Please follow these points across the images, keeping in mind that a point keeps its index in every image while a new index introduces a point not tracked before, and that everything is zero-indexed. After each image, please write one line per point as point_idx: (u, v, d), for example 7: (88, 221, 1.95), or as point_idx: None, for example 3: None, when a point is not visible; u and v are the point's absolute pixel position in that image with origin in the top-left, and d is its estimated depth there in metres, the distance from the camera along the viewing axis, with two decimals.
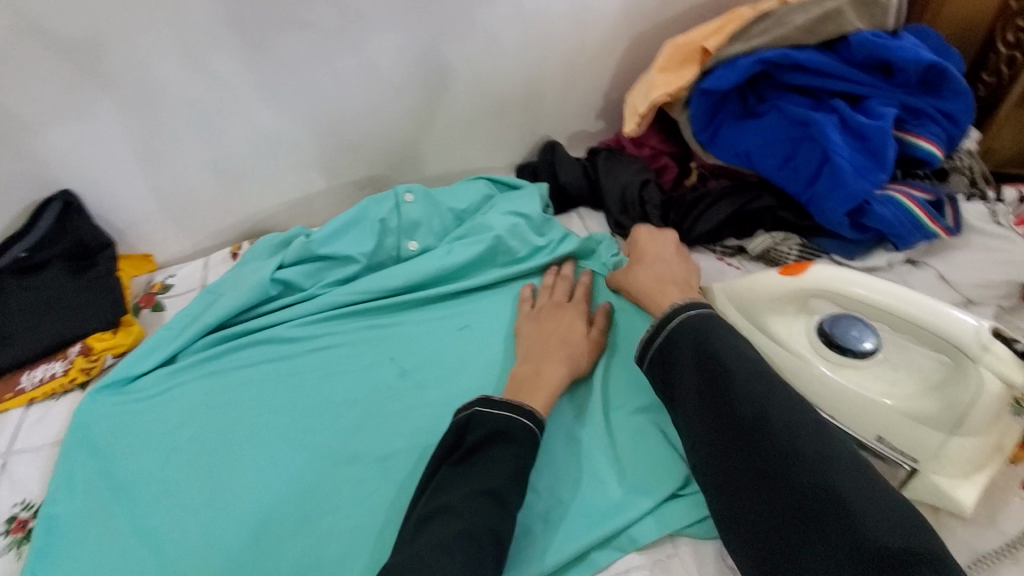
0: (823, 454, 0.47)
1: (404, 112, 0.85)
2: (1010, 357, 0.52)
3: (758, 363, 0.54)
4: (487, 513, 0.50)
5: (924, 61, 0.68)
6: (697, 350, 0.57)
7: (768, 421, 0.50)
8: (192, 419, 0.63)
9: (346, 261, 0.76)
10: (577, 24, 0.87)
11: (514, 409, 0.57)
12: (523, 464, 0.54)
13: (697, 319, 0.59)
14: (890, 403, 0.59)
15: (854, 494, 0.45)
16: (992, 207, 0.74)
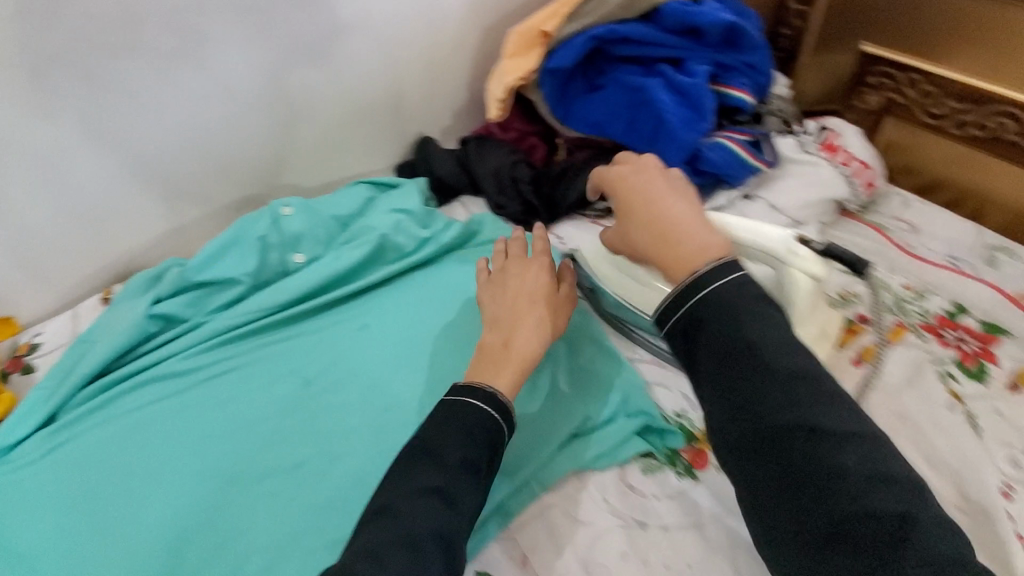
0: (887, 473, 0.38)
1: (268, 128, 0.88)
2: (812, 256, 0.57)
3: (795, 350, 0.43)
4: (428, 512, 0.44)
5: (723, 21, 0.74)
6: (729, 321, 0.44)
7: (817, 427, 0.40)
8: (73, 478, 0.63)
9: (228, 284, 0.79)
10: (427, 20, 0.92)
11: (469, 393, 0.52)
12: (476, 455, 0.48)
13: (727, 284, 0.46)
14: None
15: (924, 523, 0.37)
16: (799, 139, 0.79)
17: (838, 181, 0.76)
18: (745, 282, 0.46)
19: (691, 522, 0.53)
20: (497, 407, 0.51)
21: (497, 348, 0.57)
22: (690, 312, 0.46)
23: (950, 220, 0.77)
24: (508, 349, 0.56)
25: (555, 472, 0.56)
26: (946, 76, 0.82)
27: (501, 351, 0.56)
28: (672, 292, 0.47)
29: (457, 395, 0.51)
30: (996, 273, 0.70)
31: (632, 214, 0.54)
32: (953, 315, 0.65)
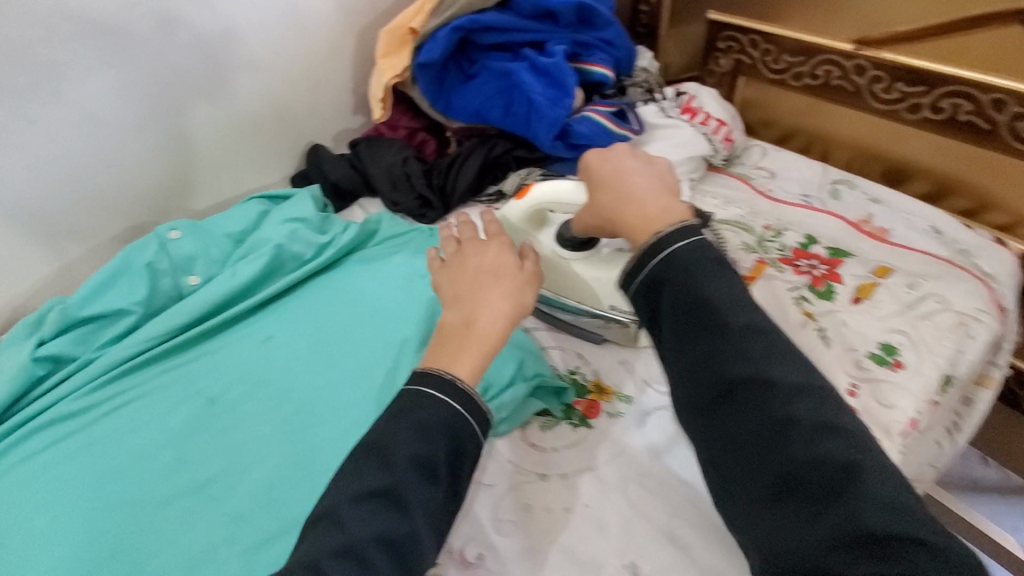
0: (836, 423, 0.43)
1: (146, 153, 0.87)
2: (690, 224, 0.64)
3: (750, 310, 0.47)
4: (375, 516, 0.44)
5: (573, 2, 0.79)
6: (695, 283, 0.48)
7: (773, 381, 0.44)
8: None
9: (119, 316, 0.77)
10: (298, 29, 0.93)
11: (429, 382, 0.50)
12: (433, 452, 0.47)
13: (688, 246, 0.49)
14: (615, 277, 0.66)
15: (866, 467, 0.41)
16: (661, 106, 0.86)
17: (698, 139, 0.82)
18: (705, 246, 0.50)
19: (588, 466, 0.56)
20: (458, 398, 0.49)
21: (460, 327, 0.54)
22: (655, 272, 0.50)
23: (803, 162, 0.84)
24: (470, 329, 0.53)
25: None
26: (776, 34, 0.86)
27: (465, 333, 0.53)
28: (639, 257, 0.51)
29: (419, 385, 0.50)
30: (840, 203, 0.77)
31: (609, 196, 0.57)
32: (805, 247, 0.70)
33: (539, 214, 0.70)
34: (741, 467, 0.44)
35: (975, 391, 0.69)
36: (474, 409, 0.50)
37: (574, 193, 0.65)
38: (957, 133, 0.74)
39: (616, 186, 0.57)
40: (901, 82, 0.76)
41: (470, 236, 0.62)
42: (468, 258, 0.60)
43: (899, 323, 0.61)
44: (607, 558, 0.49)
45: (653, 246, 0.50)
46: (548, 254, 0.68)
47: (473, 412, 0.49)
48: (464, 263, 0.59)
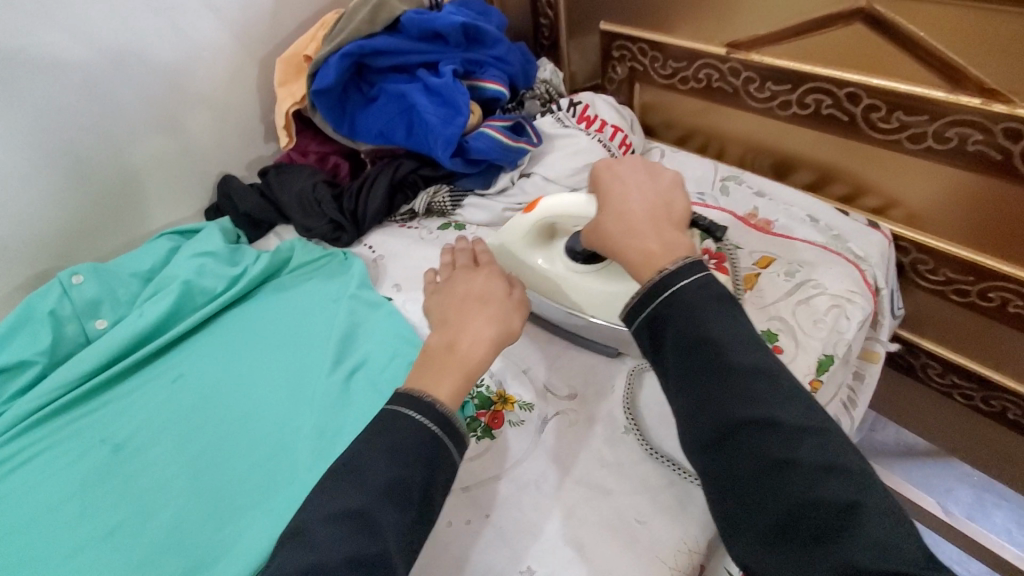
0: (842, 465, 0.41)
1: (45, 197, 0.85)
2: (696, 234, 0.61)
3: (757, 350, 0.45)
4: (344, 539, 0.42)
5: (457, 23, 0.81)
6: (695, 321, 0.47)
7: (776, 420, 0.42)
8: None
9: (20, 367, 0.74)
10: (194, 62, 0.92)
11: (409, 403, 0.49)
12: (409, 475, 0.46)
13: (690, 284, 0.48)
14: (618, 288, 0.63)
15: (869, 511, 0.39)
16: (556, 116, 0.89)
17: (595, 147, 0.85)
18: (708, 283, 0.49)
19: (491, 476, 0.57)
20: (437, 421, 0.49)
21: (442, 350, 0.55)
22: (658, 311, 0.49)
23: (698, 160, 0.88)
24: (453, 351, 0.54)
25: None
26: (662, 43, 0.90)
27: (449, 354, 0.54)
28: (641, 293, 0.50)
29: (397, 406, 0.50)
30: (728, 199, 0.81)
31: (613, 213, 0.57)
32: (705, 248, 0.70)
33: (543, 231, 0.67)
34: (745, 507, 0.42)
35: (865, 366, 0.73)
36: (451, 431, 0.49)
37: (586, 206, 0.62)
38: (825, 127, 0.79)
39: (618, 206, 0.57)
40: (770, 81, 0.81)
41: (462, 262, 0.66)
42: (460, 284, 0.62)
43: (780, 311, 0.64)
44: (507, 566, 0.50)
45: (661, 276, 0.50)
46: (552, 272, 0.66)
47: (450, 434, 0.49)
48: (455, 288, 0.62)
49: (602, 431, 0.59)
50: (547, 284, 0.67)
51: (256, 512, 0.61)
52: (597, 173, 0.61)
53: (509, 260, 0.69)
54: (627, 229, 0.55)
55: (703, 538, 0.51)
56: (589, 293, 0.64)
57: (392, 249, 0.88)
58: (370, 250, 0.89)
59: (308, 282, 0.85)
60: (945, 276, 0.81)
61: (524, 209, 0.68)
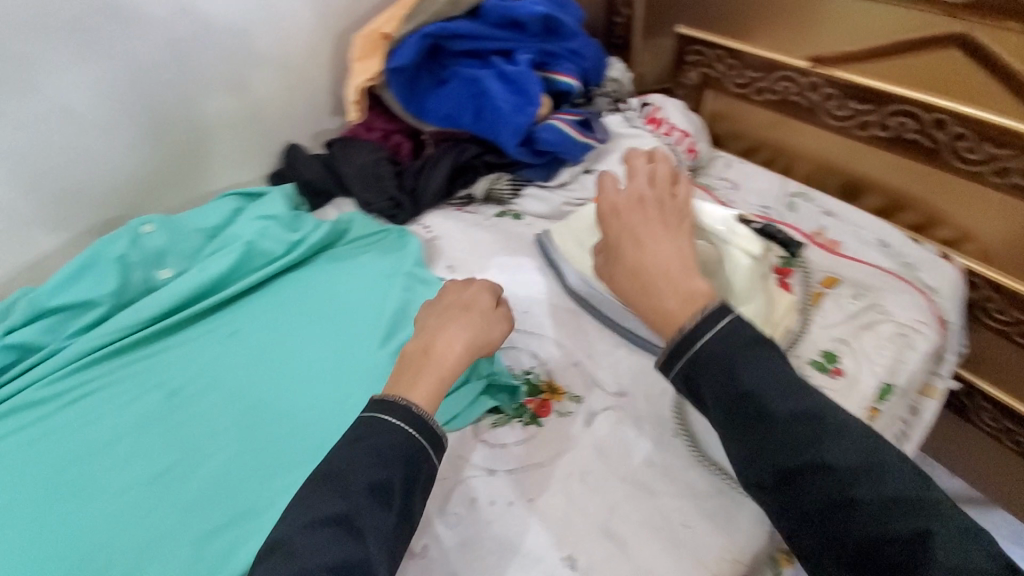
0: (905, 498, 0.41)
1: (121, 147, 0.88)
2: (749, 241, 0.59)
3: (794, 394, 0.45)
4: (326, 541, 0.43)
5: (538, 13, 0.82)
6: (728, 372, 0.47)
7: (830, 462, 0.43)
8: None
9: (86, 307, 0.77)
10: (274, 29, 0.95)
11: (387, 409, 0.50)
12: (390, 476, 0.47)
13: (716, 334, 0.48)
14: None
15: (941, 540, 0.39)
16: (626, 115, 0.89)
17: (661, 149, 0.85)
18: (735, 327, 0.48)
19: (535, 463, 0.57)
20: (413, 423, 0.50)
21: (417, 354, 0.56)
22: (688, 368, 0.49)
23: (765, 174, 0.87)
24: (428, 355, 0.55)
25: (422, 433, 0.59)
26: (742, 51, 0.89)
27: (422, 359, 0.55)
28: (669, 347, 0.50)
29: (371, 411, 0.50)
30: (796, 215, 0.80)
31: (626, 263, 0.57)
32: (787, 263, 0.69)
33: None
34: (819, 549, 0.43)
35: (921, 401, 0.72)
36: (428, 433, 0.50)
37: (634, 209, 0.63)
38: (902, 152, 0.78)
39: (633, 252, 0.56)
40: (852, 99, 0.79)
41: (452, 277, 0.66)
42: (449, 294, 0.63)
43: (842, 333, 0.63)
44: (548, 552, 0.51)
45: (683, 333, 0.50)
46: None
47: (427, 436, 0.50)
48: (442, 296, 0.63)
49: (650, 432, 0.59)
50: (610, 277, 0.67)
51: (302, 471, 0.63)
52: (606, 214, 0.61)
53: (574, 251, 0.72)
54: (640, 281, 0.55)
55: (749, 549, 0.50)
56: None
57: (448, 230, 0.88)
58: (426, 228, 0.89)
59: (364, 254, 0.86)
60: (1014, 317, 0.78)
61: None
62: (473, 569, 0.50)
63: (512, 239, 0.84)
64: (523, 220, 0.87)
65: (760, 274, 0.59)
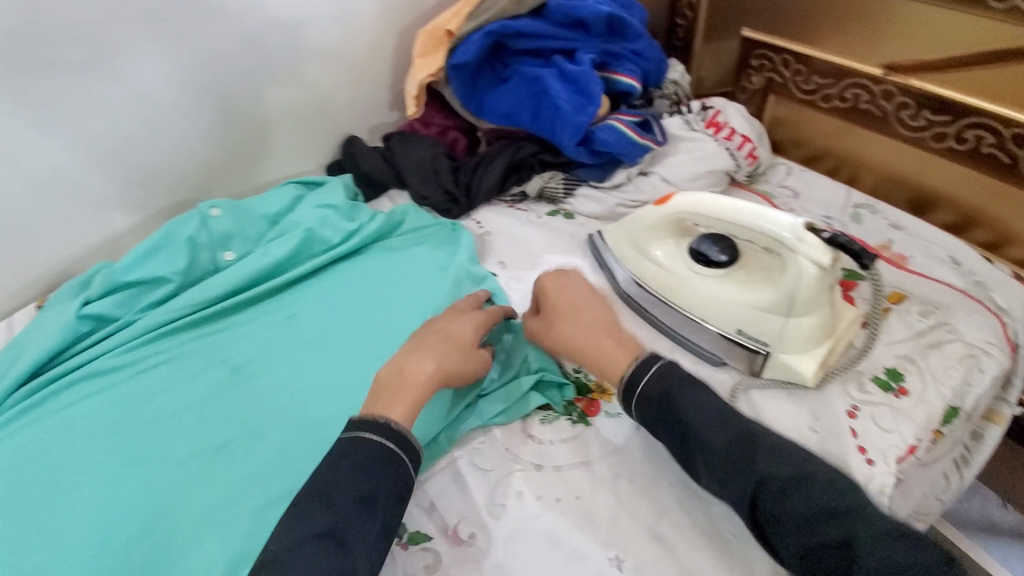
0: (834, 505, 0.44)
1: (193, 133, 0.92)
2: (819, 244, 0.52)
3: (723, 421, 0.50)
4: (313, 554, 0.44)
5: (603, 13, 0.81)
6: (664, 406, 0.52)
7: (766, 479, 0.46)
8: (7, 474, 0.64)
9: (158, 283, 0.81)
10: (341, 25, 0.97)
11: (367, 426, 0.51)
12: (373, 490, 0.48)
13: (651, 374, 0.54)
14: (745, 298, 0.60)
15: (865, 543, 0.42)
16: (686, 118, 0.87)
17: (721, 154, 0.84)
18: (668, 366, 0.54)
19: (582, 462, 0.57)
20: (394, 439, 0.50)
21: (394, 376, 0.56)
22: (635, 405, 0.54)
23: (827, 184, 0.85)
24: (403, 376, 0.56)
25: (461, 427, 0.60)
26: (810, 56, 0.86)
27: (399, 381, 0.55)
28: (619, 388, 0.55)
29: (349, 428, 0.51)
30: (862, 227, 0.78)
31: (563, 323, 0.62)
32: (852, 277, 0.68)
33: (677, 223, 0.66)
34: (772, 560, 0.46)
35: (984, 427, 0.69)
36: (409, 447, 0.51)
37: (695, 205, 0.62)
38: (976, 166, 0.75)
39: (571, 316, 0.62)
40: (927, 109, 0.76)
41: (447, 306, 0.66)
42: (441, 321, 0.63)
43: (906, 351, 0.61)
44: (593, 550, 0.51)
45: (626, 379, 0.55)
46: (676, 271, 0.66)
47: (406, 449, 0.51)
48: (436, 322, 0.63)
49: None
50: (664, 280, 0.66)
51: None
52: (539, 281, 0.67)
53: (624, 249, 0.71)
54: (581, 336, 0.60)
55: None
56: (714, 297, 0.62)
57: (500, 227, 0.89)
58: (478, 225, 0.90)
59: (419, 246, 0.87)
60: None
61: (658, 201, 0.67)
62: (519, 562, 0.51)
63: (565, 239, 0.84)
64: (574, 220, 0.87)
65: (829, 287, 0.56)
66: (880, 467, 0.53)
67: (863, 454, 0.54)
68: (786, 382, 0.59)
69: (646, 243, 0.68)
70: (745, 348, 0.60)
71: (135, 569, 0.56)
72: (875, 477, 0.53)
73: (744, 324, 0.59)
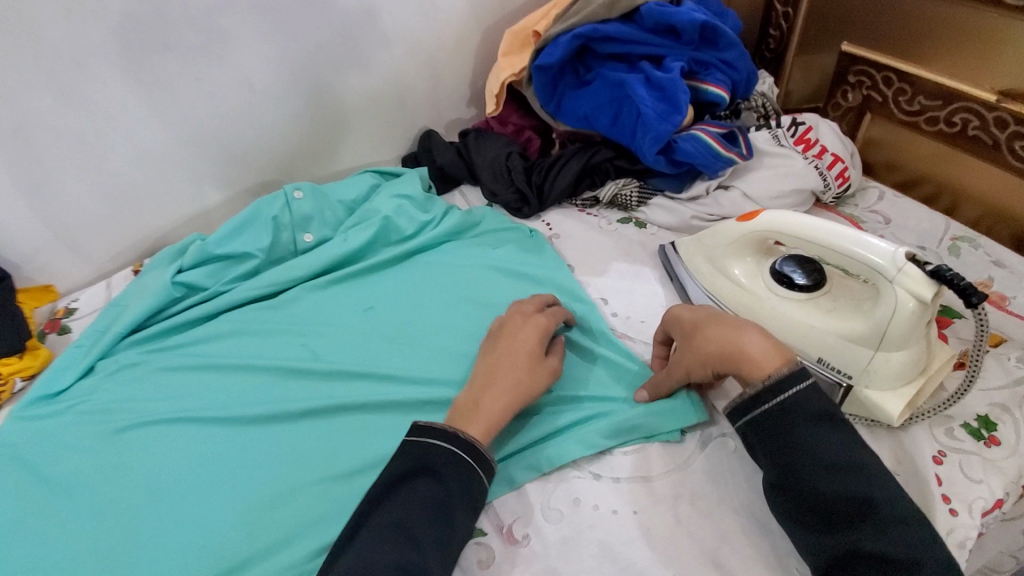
0: None
1: (283, 119, 0.96)
2: (920, 276, 0.50)
3: (851, 475, 0.44)
4: (393, 551, 0.45)
5: (697, 21, 0.78)
6: (787, 444, 0.46)
7: (873, 557, 0.42)
8: (103, 423, 0.70)
9: (244, 258, 0.85)
10: (430, 21, 1.00)
11: (438, 433, 0.52)
12: (445, 495, 0.49)
13: (780, 403, 0.47)
14: (830, 326, 0.57)
15: None
16: (775, 132, 0.84)
17: (809, 172, 0.80)
18: (808, 397, 0.47)
19: (642, 476, 0.56)
20: (465, 448, 0.51)
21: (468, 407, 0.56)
22: (750, 429, 0.49)
23: (921, 212, 0.80)
24: (478, 410, 0.55)
25: (563, 453, 0.57)
26: (915, 75, 0.81)
27: (473, 412, 0.55)
28: (736, 404, 0.50)
29: (431, 441, 0.51)
30: (959, 261, 0.73)
31: (705, 343, 0.54)
32: (947, 312, 0.64)
33: (758, 240, 0.64)
34: None
35: None
36: (478, 457, 0.52)
37: (785, 221, 0.59)
38: None
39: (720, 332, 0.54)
40: None
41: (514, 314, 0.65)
42: (506, 336, 0.63)
43: (1001, 399, 0.57)
44: (649, 565, 0.50)
45: (740, 400, 0.49)
46: (755, 292, 0.64)
47: (478, 459, 0.52)
48: (502, 339, 0.62)
49: None
50: (740, 299, 0.65)
51: None
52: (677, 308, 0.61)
53: (699, 262, 0.70)
54: (728, 343, 0.53)
55: None
56: (800, 326, 0.59)
57: (570, 231, 0.88)
58: (549, 228, 0.90)
59: (493, 245, 0.88)
60: None
61: (740, 217, 0.65)
62: (573, 569, 0.51)
63: (635, 247, 0.83)
64: (647, 229, 0.86)
65: (925, 326, 0.52)
66: (963, 519, 0.50)
67: (947, 503, 0.51)
68: (868, 418, 0.56)
69: (724, 259, 0.67)
70: (825, 378, 0.58)
71: (217, 526, 0.60)
72: (957, 529, 0.49)
73: (825, 353, 0.57)
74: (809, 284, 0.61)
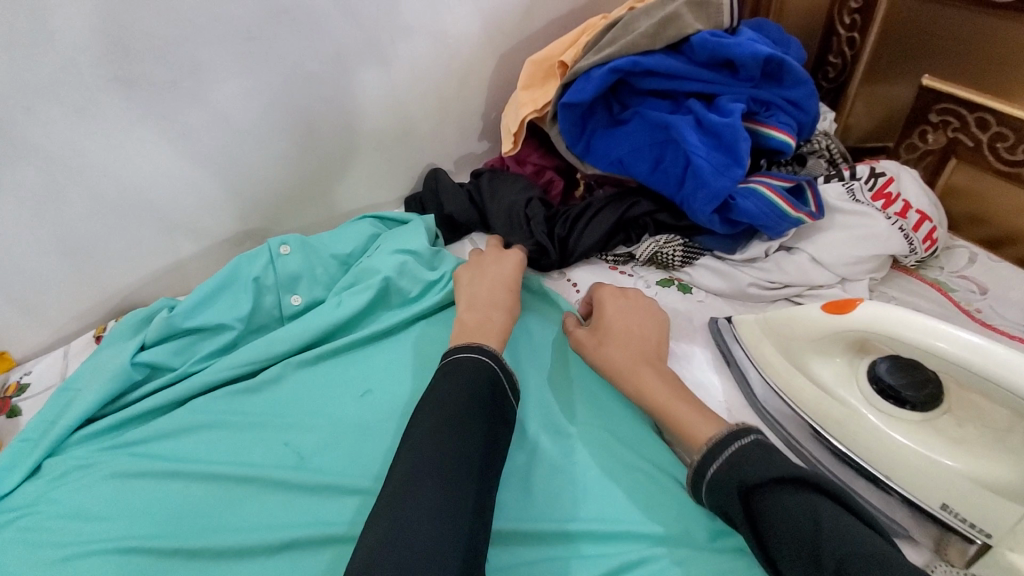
0: None
1: (272, 160, 0.84)
2: None
3: (802, 493, 0.43)
4: (448, 442, 0.47)
5: (761, 54, 0.65)
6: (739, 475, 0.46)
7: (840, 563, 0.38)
8: (43, 544, 0.57)
9: (219, 330, 0.73)
10: (439, 48, 0.87)
11: (462, 348, 0.57)
12: (478, 392, 0.52)
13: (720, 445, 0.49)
14: (959, 466, 0.47)
15: None
16: (849, 185, 0.71)
17: (894, 235, 0.67)
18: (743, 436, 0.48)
19: None
20: (488, 354, 0.57)
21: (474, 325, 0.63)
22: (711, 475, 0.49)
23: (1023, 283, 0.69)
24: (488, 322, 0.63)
25: None
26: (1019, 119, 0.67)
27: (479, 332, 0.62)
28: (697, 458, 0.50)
29: (452, 355, 0.57)
30: None
31: (606, 339, 0.62)
32: None
33: (850, 340, 0.53)
34: None
35: None
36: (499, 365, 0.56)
37: (896, 320, 0.48)
38: None
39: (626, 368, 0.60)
40: None
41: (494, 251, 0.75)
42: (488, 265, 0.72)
43: None
44: None
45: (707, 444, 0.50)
46: (852, 406, 0.52)
47: (500, 366, 0.56)
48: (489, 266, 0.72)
49: None
50: (830, 412, 0.53)
51: None
52: (601, 288, 0.69)
53: (768, 350, 0.58)
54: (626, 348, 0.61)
55: None
56: (915, 457, 0.49)
57: None
58: (576, 289, 0.77)
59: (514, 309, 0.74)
60: None
61: (827, 305, 0.53)
62: None
63: (679, 318, 0.69)
64: (692, 295, 0.72)
65: None
66: None
67: None
68: None
69: (806, 356, 0.56)
70: (951, 528, 0.46)
71: None
72: None
73: (954, 500, 0.46)
74: (913, 403, 0.50)
